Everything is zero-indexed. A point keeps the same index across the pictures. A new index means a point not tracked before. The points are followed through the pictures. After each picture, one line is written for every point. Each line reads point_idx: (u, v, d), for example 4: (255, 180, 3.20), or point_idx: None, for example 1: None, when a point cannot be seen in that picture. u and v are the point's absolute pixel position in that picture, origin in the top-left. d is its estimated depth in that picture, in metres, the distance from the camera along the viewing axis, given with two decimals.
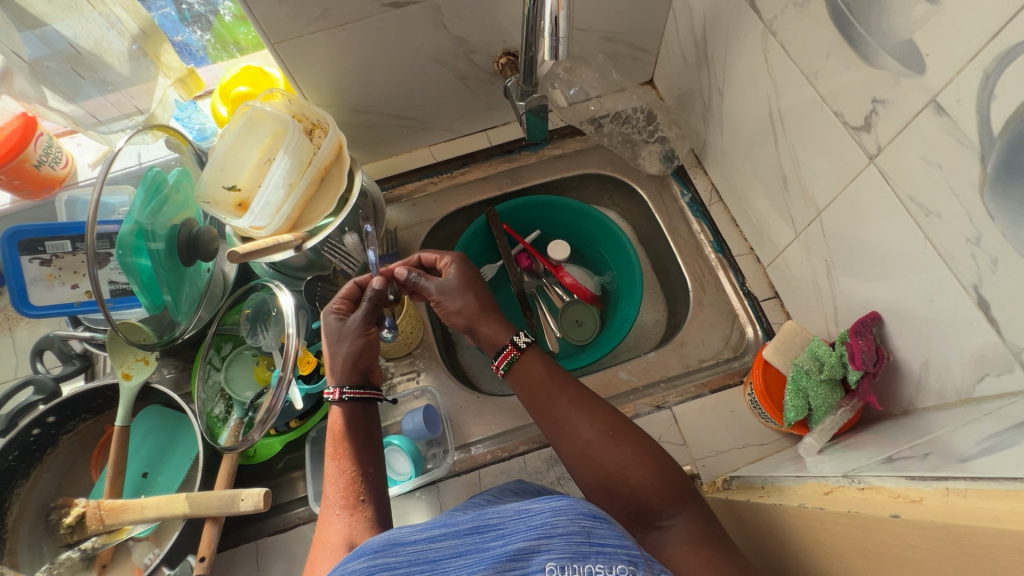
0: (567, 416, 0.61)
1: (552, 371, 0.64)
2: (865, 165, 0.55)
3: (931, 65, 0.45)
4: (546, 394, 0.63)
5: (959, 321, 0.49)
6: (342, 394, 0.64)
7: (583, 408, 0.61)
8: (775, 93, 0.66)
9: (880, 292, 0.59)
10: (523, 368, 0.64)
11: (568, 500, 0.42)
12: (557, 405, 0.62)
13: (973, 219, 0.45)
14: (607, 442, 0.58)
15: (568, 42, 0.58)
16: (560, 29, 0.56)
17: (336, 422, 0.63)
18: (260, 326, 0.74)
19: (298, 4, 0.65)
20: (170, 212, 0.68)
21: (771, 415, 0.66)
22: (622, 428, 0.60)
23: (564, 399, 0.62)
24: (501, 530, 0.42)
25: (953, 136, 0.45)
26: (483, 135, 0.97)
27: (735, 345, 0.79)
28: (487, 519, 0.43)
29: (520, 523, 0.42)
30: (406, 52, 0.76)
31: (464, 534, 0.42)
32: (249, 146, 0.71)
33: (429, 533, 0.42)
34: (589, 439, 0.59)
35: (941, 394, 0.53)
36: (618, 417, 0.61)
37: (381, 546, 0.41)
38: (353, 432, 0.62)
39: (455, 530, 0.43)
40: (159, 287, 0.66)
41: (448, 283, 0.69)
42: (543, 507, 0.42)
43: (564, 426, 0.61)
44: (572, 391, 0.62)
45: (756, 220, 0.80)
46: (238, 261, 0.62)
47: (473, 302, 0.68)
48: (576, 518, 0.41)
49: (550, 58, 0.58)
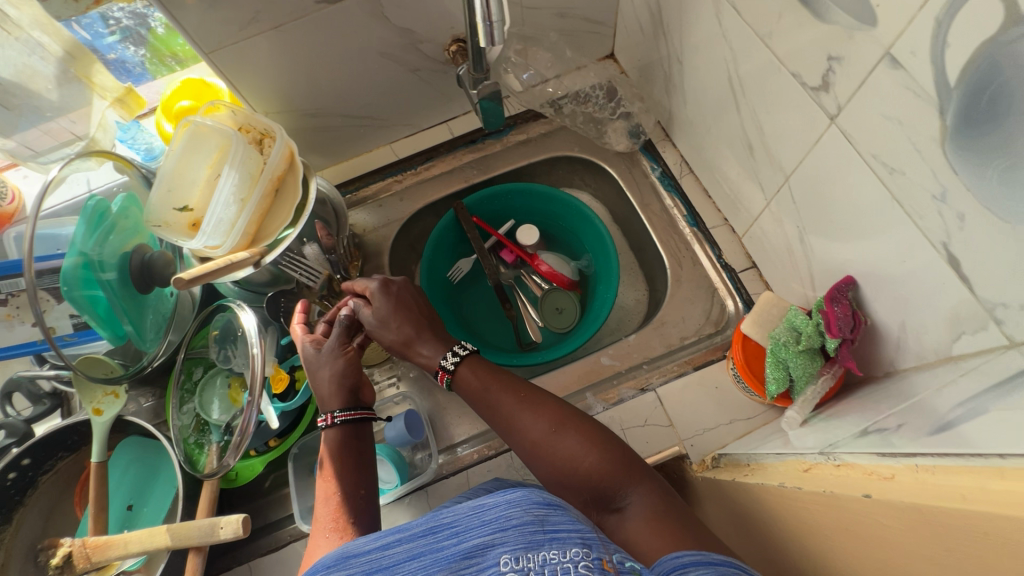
0: (513, 415, 0.60)
1: (493, 373, 0.63)
2: (828, 126, 0.53)
3: (883, 16, 0.42)
4: (490, 395, 0.61)
5: (931, 282, 0.48)
6: (333, 419, 0.62)
7: (525, 404, 0.60)
8: (732, 57, 0.64)
9: (855, 256, 0.57)
10: (464, 374, 0.64)
11: (523, 492, 0.42)
12: (501, 406, 0.60)
13: (938, 175, 0.43)
14: (553, 435, 0.57)
15: (504, 24, 0.55)
16: (493, 12, 0.53)
17: (329, 442, 0.60)
18: (229, 346, 0.72)
19: (228, 8, 0.62)
20: (119, 239, 0.65)
21: (754, 390, 0.65)
22: (566, 417, 0.58)
23: (507, 398, 0.60)
24: (455, 528, 0.40)
25: (911, 91, 0.43)
26: (444, 127, 0.94)
27: (717, 319, 0.78)
28: (442, 518, 0.41)
29: (474, 519, 0.40)
30: (350, 49, 0.73)
31: (419, 536, 0.41)
32: (196, 161, 0.69)
33: (383, 541, 0.42)
34: (536, 435, 0.58)
35: (921, 355, 0.52)
36: (561, 407, 0.59)
37: (336, 560, 0.41)
38: (347, 450, 0.60)
39: (409, 533, 0.41)
40: (118, 318, 0.64)
41: (378, 314, 0.67)
42: (495, 501, 0.41)
43: (510, 425, 0.60)
44: (513, 389, 0.61)
45: (728, 189, 0.78)
46: (188, 286, 0.59)
47: (402, 334, 0.66)
48: (530, 508, 0.41)
49: (488, 44, 0.55)
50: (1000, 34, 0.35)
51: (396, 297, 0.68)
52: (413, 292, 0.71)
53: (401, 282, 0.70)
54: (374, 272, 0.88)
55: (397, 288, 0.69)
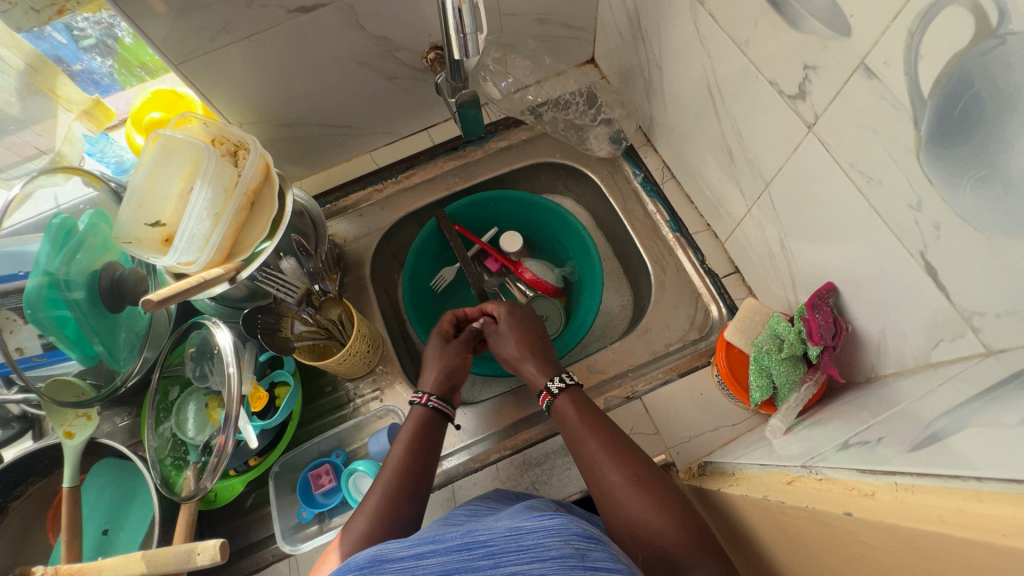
0: (595, 458, 0.58)
1: (593, 413, 0.63)
2: (806, 134, 0.53)
3: (856, 27, 0.42)
4: (580, 434, 0.61)
5: (910, 290, 0.48)
6: (426, 400, 0.65)
7: (613, 450, 0.58)
8: (710, 64, 0.64)
9: (835, 263, 0.57)
10: (561, 406, 0.64)
11: (562, 518, 0.35)
12: (587, 447, 0.59)
13: (914, 184, 0.43)
14: (633, 485, 0.55)
15: (477, 37, 0.54)
16: (466, 24, 0.53)
17: (417, 414, 0.64)
18: (205, 364, 0.69)
19: (198, 19, 0.60)
20: (87, 257, 0.64)
21: (738, 397, 0.64)
22: (652, 476, 0.56)
23: (596, 441, 0.59)
24: (489, 551, 0.34)
25: (885, 101, 0.43)
26: (425, 134, 0.93)
27: (701, 324, 0.78)
28: (478, 534, 0.35)
29: (511, 544, 0.34)
30: (326, 58, 0.72)
31: (453, 550, 0.35)
32: (167, 176, 0.67)
33: (416, 549, 0.35)
34: (615, 482, 0.55)
35: (901, 361, 0.52)
36: (650, 467, 0.57)
37: (369, 562, 0.35)
38: (428, 433, 0.63)
39: (439, 548, 0.35)
40: (88, 338, 0.62)
41: (501, 329, 0.74)
42: (533, 525, 0.35)
43: (591, 467, 0.58)
44: (606, 436, 0.59)
45: (710, 194, 0.78)
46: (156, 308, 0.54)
47: (516, 349, 0.71)
48: (570, 539, 0.34)
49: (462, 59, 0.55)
50: (972, 46, 0.35)
51: (519, 320, 0.74)
52: (534, 321, 0.76)
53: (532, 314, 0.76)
54: (356, 282, 0.86)
55: (524, 312, 0.76)
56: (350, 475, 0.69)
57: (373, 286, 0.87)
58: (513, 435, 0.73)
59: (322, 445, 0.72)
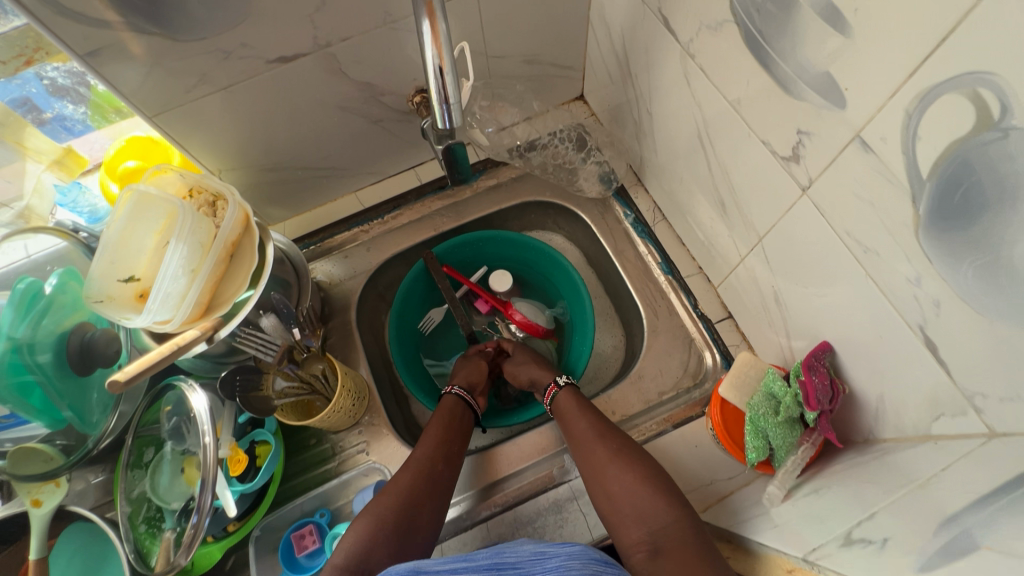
0: (583, 439, 0.67)
1: (585, 402, 0.71)
2: (799, 196, 0.52)
3: (852, 100, 0.41)
4: (571, 420, 0.70)
5: (909, 361, 0.47)
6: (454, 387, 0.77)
7: (598, 432, 0.66)
8: (702, 116, 0.63)
9: (831, 323, 0.56)
10: (560, 399, 0.73)
11: (580, 547, 0.45)
12: (577, 430, 0.68)
13: (912, 260, 0.42)
14: (613, 460, 0.63)
15: (461, 109, 0.53)
16: (450, 98, 0.51)
17: (450, 399, 0.76)
18: (180, 424, 0.66)
19: (172, 72, 0.58)
20: (55, 319, 0.60)
21: (734, 454, 0.63)
22: (632, 452, 0.63)
23: (585, 424, 0.68)
24: (518, 568, 0.43)
25: (882, 176, 0.41)
26: (412, 173, 0.91)
27: (694, 371, 0.77)
28: (507, 556, 0.44)
29: (536, 565, 0.43)
30: (308, 105, 0.70)
31: (484, 567, 0.43)
32: (142, 228, 0.64)
33: (452, 565, 0.43)
34: (598, 457, 0.64)
35: (899, 428, 0.51)
36: (631, 445, 0.64)
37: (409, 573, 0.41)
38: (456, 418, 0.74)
39: (474, 564, 0.43)
40: (54, 404, 0.59)
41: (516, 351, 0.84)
42: (556, 553, 0.44)
43: (580, 446, 0.67)
44: (594, 419, 0.68)
45: (702, 239, 0.77)
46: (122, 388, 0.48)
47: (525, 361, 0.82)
48: (587, 563, 0.43)
49: (445, 125, 0.53)
50: (973, 135, 0.34)
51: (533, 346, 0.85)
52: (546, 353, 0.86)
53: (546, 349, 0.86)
54: (341, 327, 0.84)
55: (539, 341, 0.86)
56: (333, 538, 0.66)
57: (359, 331, 0.85)
58: (503, 490, 0.71)
59: (306, 504, 0.70)
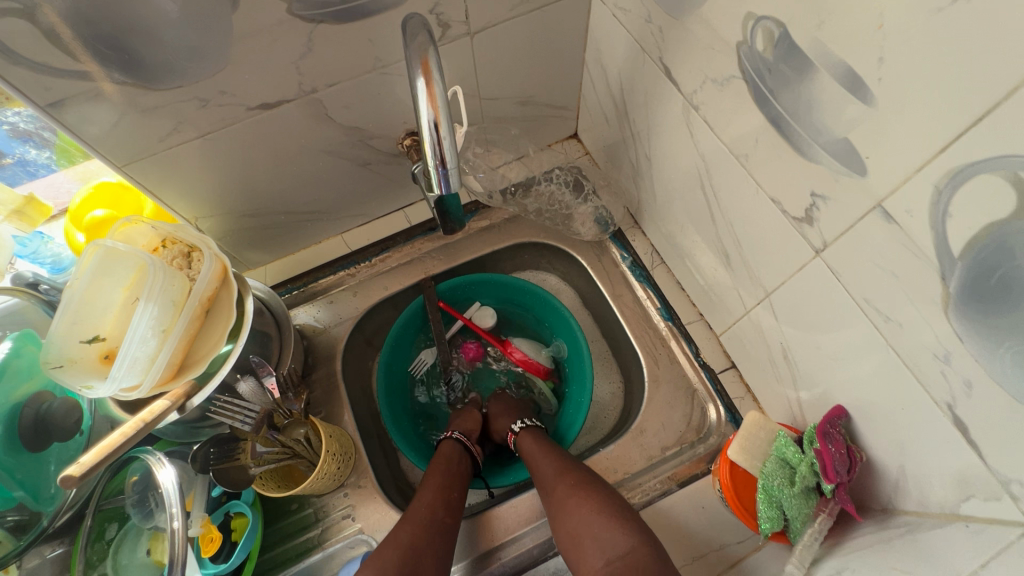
0: (547, 478, 0.67)
1: (548, 442, 0.72)
2: (812, 257, 0.50)
3: (874, 169, 0.39)
4: (537, 460, 0.70)
5: (935, 437, 0.44)
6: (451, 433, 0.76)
7: (560, 470, 0.67)
8: (706, 166, 0.60)
9: (846, 387, 0.53)
10: (525, 442, 0.74)
11: None
12: (541, 471, 0.69)
13: (940, 338, 0.39)
14: (576, 498, 0.63)
15: (459, 172, 0.50)
16: (447, 158, 0.48)
17: (447, 445, 0.74)
18: (148, 497, 0.60)
19: (143, 120, 0.54)
20: (7, 386, 0.55)
21: (745, 522, 0.59)
22: (593, 487, 0.64)
23: (548, 464, 0.69)
24: None
25: (907, 248, 0.39)
26: (401, 214, 0.88)
27: (698, 425, 0.73)
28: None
29: None
30: (291, 150, 0.66)
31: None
32: (109, 284, 0.59)
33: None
34: (562, 495, 0.64)
35: (923, 503, 0.48)
36: (593, 480, 0.65)
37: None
38: (450, 462, 0.72)
39: None
40: (3, 484, 0.53)
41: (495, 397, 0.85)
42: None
43: (545, 486, 0.67)
44: (555, 457, 0.69)
45: (703, 286, 0.74)
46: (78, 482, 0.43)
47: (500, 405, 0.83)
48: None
49: (442, 188, 0.50)
50: (1011, 220, 0.31)
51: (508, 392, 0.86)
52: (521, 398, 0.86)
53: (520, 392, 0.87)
54: (325, 379, 0.79)
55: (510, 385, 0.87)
56: None
57: (344, 382, 0.80)
58: (500, 558, 0.66)
59: None
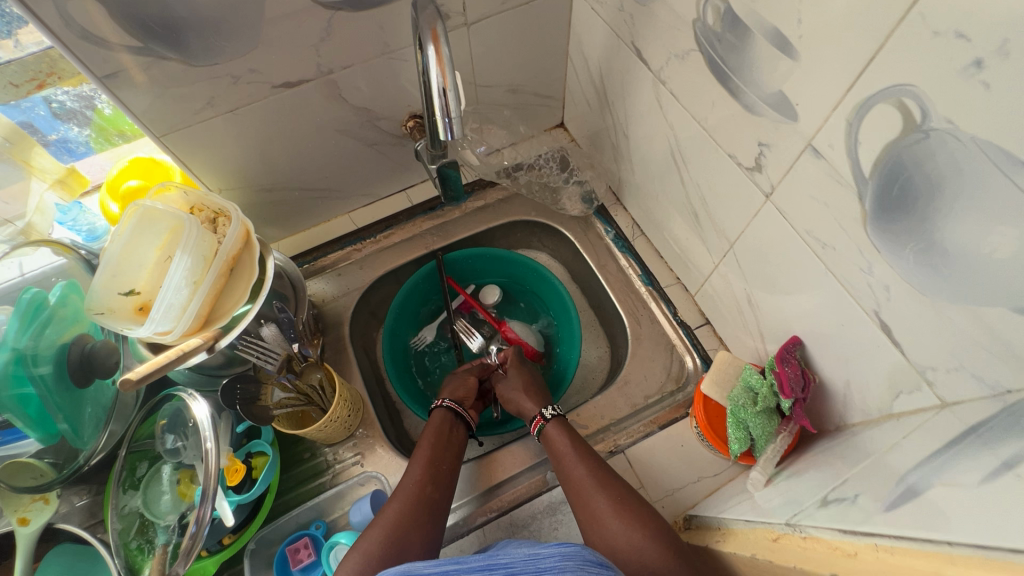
0: (580, 480, 0.64)
1: (577, 436, 0.69)
2: (764, 202, 0.58)
3: (802, 113, 0.47)
4: (565, 458, 0.67)
5: (869, 345, 0.52)
6: (443, 402, 0.77)
7: (595, 474, 0.64)
8: (675, 136, 0.69)
9: (800, 318, 0.61)
10: (550, 431, 0.71)
11: (575, 546, 0.43)
12: (572, 472, 0.65)
13: (864, 252, 0.47)
14: (616, 508, 0.60)
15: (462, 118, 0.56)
16: (451, 107, 0.54)
17: (438, 414, 0.75)
18: (176, 436, 0.66)
19: (181, 94, 0.62)
20: (57, 330, 0.61)
21: (717, 448, 0.66)
22: (632, 500, 0.61)
23: (581, 466, 0.65)
24: (511, 569, 0.42)
25: (833, 178, 0.47)
26: (403, 195, 0.95)
27: (677, 375, 0.80)
28: (501, 557, 0.43)
29: (531, 565, 0.41)
30: (307, 128, 0.74)
31: (477, 567, 0.42)
32: (145, 244, 0.66)
33: (444, 567, 0.43)
34: (597, 504, 0.61)
35: (866, 410, 0.55)
36: (630, 492, 0.62)
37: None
38: (446, 433, 0.73)
39: (468, 565, 0.42)
40: (51, 416, 0.59)
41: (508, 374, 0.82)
42: (550, 551, 0.42)
43: (576, 489, 0.64)
44: (593, 462, 0.65)
45: (678, 250, 0.83)
46: (133, 387, 0.53)
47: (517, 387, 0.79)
48: (582, 564, 0.41)
49: (446, 136, 0.56)
50: (901, 138, 0.40)
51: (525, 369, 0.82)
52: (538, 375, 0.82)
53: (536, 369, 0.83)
54: (334, 342, 0.86)
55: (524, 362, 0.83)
56: (330, 548, 0.66)
57: (352, 346, 0.86)
58: (499, 495, 0.73)
59: (302, 516, 0.70)
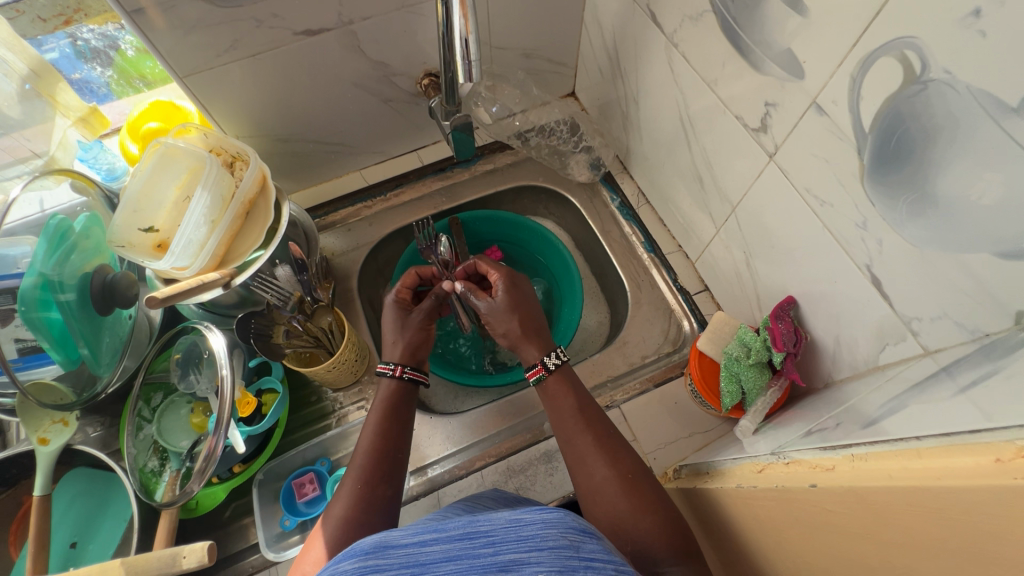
0: (585, 453, 0.60)
1: (581, 398, 0.65)
2: (767, 163, 0.60)
3: (809, 70, 0.49)
4: (568, 429, 0.63)
5: (858, 300, 0.54)
6: (402, 372, 0.67)
7: (602, 447, 0.60)
8: (683, 100, 0.71)
9: (795, 278, 0.63)
10: (553, 387, 0.66)
11: (558, 511, 0.35)
12: (576, 441, 0.61)
13: (858, 205, 0.50)
14: (620, 483, 0.57)
15: (480, 64, 0.58)
16: (471, 51, 0.56)
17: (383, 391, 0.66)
18: (192, 370, 0.70)
19: (205, 36, 0.63)
20: (80, 259, 0.64)
21: (709, 402, 0.70)
22: (639, 478, 0.57)
23: (587, 436, 0.61)
24: (490, 537, 0.34)
25: (834, 134, 0.49)
26: (414, 155, 0.97)
27: (674, 338, 0.83)
28: (481, 524, 0.35)
29: (510, 532, 0.34)
30: (325, 79, 0.76)
31: (455, 538, 0.34)
32: (165, 182, 0.68)
33: (420, 536, 0.34)
34: (601, 478, 0.58)
35: (853, 365, 0.58)
36: (637, 467, 0.58)
37: (373, 547, 0.33)
38: (398, 411, 0.64)
39: (447, 533, 0.34)
40: (74, 340, 0.62)
41: (493, 305, 0.73)
42: (532, 516, 0.35)
43: (580, 460, 0.60)
44: (598, 432, 0.61)
45: (681, 218, 0.85)
46: (160, 305, 0.57)
47: (510, 327, 0.71)
48: (566, 532, 0.34)
49: (465, 80, 0.58)
50: (902, 90, 0.42)
51: (515, 293, 0.74)
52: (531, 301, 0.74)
53: (526, 288, 0.75)
54: (342, 294, 0.88)
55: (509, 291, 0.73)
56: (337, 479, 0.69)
57: (359, 298, 0.89)
58: (497, 442, 0.75)
59: (307, 452, 0.72)
